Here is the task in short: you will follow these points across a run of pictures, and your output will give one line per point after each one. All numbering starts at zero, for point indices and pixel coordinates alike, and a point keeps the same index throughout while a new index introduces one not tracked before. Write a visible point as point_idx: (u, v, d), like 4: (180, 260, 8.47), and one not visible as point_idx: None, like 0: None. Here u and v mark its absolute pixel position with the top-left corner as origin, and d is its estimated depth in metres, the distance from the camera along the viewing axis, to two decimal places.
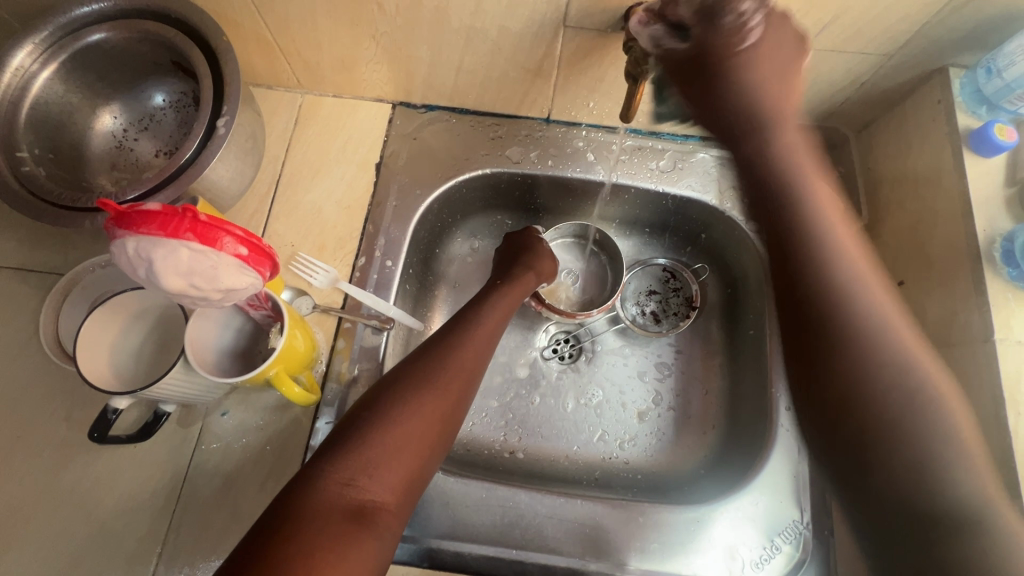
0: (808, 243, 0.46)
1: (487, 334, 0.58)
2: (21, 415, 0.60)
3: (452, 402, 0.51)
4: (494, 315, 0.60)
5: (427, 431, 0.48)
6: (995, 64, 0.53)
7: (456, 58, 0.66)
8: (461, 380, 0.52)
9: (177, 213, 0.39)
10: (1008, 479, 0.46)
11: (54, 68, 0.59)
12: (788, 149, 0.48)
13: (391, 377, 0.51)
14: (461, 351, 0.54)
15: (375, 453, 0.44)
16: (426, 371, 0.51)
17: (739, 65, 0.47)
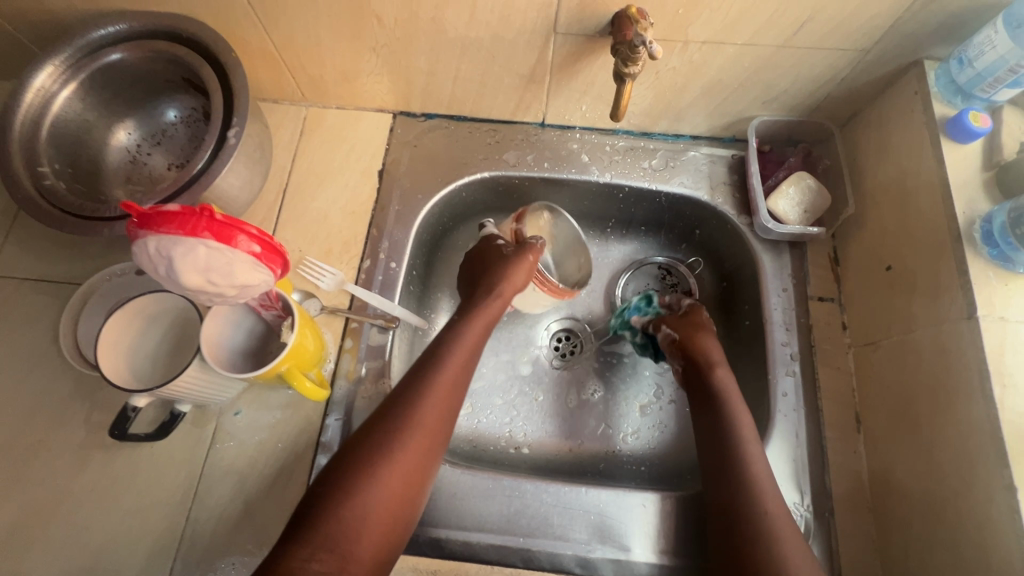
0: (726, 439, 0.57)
1: (458, 379, 0.58)
2: (43, 418, 0.62)
3: (419, 462, 0.52)
4: (463, 354, 0.59)
5: (394, 495, 0.50)
6: (967, 54, 0.56)
7: (453, 67, 0.69)
8: (428, 438, 0.53)
9: (195, 213, 0.41)
10: (996, 450, 0.47)
11: (73, 87, 0.63)
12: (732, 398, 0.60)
13: (361, 435, 0.52)
14: (430, 406, 0.54)
15: (341, 525, 0.46)
16: (396, 427, 0.52)
17: (712, 362, 0.63)
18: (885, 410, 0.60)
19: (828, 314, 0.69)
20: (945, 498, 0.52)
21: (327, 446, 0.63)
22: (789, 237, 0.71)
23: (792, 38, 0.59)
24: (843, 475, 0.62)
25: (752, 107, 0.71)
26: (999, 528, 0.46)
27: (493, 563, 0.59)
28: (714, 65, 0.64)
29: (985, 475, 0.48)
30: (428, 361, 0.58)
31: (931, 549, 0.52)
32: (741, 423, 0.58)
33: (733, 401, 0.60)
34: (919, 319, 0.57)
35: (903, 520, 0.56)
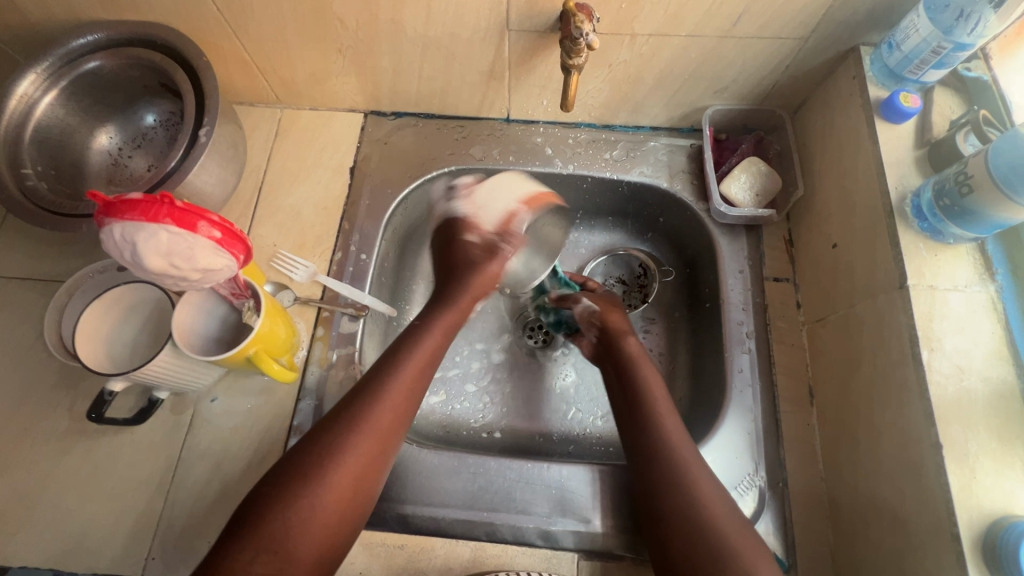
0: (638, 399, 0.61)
1: (412, 385, 0.59)
2: (29, 408, 0.65)
3: (364, 463, 0.53)
4: (420, 361, 0.60)
5: (342, 499, 0.50)
6: (895, 39, 0.59)
7: (416, 66, 0.72)
8: (377, 443, 0.54)
9: (156, 200, 0.45)
10: (924, 410, 0.49)
11: (55, 93, 0.66)
12: (636, 363, 0.65)
13: (311, 439, 0.53)
14: (382, 411, 0.55)
15: (285, 527, 0.47)
16: (347, 432, 0.53)
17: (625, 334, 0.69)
18: (833, 382, 0.63)
19: (783, 293, 0.71)
20: (885, 460, 0.54)
21: (299, 430, 0.65)
22: (744, 220, 0.73)
23: (732, 28, 0.62)
24: (796, 446, 0.64)
25: (705, 97, 0.74)
26: (928, 484, 0.48)
27: (457, 536, 0.61)
28: (662, 57, 0.67)
29: (915, 435, 0.50)
30: (383, 366, 0.59)
31: (874, 511, 0.54)
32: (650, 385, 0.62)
33: (638, 362, 0.65)
34: (860, 292, 0.59)
35: (852, 485, 0.58)
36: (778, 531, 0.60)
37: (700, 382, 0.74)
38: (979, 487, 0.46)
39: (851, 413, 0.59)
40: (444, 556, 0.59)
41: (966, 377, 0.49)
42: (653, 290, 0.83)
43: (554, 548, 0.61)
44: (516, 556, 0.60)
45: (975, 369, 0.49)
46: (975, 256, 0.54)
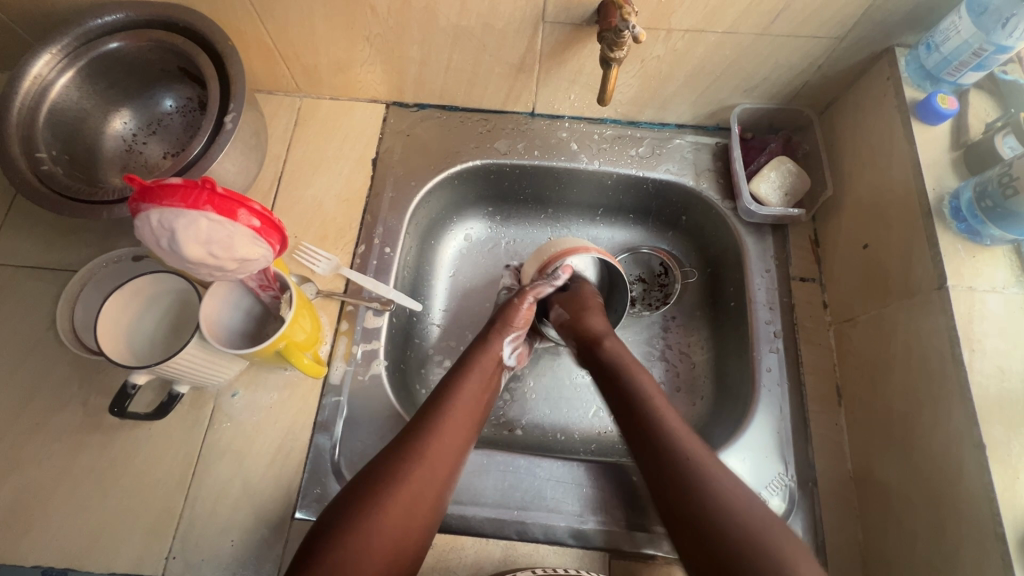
0: (641, 406, 0.57)
1: (467, 417, 0.58)
2: (42, 401, 0.63)
3: (426, 494, 0.51)
4: (473, 393, 0.60)
5: (405, 528, 0.49)
6: (933, 40, 0.59)
7: (445, 57, 0.71)
8: (437, 473, 0.53)
9: (197, 186, 0.43)
10: (966, 411, 0.50)
11: (71, 74, 0.64)
12: (623, 356, 0.63)
13: (371, 467, 0.52)
14: (440, 443, 0.54)
15: (349, 556, 0.46)
16: (406, 462, 0.52)
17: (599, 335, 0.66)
18: (863, 382, 0.63)
19: (810, 293, 0.71)
20: (923, 459, 0.54)
21: (324, 426, 0.64)
22: (772, 220, 0.73)
23: (770, 26, 0.62)
24: (825, 445, 0.64)
25: (734, 95, 0.74)
26: (971, 483, 0.49)
27: (488, 535, 0.60)
28: (697, 53, 0.67)
29: (956, 435, 0.51)
30: (439, 399, 0.58)
31: (909, 509, 0.55)
32: (650, 392, 0.58)
33: (628, 357, 0.63)
34: (895, 294, 0.60)
35: (885, 484, 0.58)
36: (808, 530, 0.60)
37: (724, 381, 0.74)
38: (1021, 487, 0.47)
39: (883, 414, 0.60)
40: (474, 555, 0.58)
41: (1007, 378, 0.50)
42: (675, 291, 0.82)
43: (586, 547, 0.60)
44: (548, 556, 0.59)
45: (1015, 371, 0.50)
46: (1011, 259, 0.55)
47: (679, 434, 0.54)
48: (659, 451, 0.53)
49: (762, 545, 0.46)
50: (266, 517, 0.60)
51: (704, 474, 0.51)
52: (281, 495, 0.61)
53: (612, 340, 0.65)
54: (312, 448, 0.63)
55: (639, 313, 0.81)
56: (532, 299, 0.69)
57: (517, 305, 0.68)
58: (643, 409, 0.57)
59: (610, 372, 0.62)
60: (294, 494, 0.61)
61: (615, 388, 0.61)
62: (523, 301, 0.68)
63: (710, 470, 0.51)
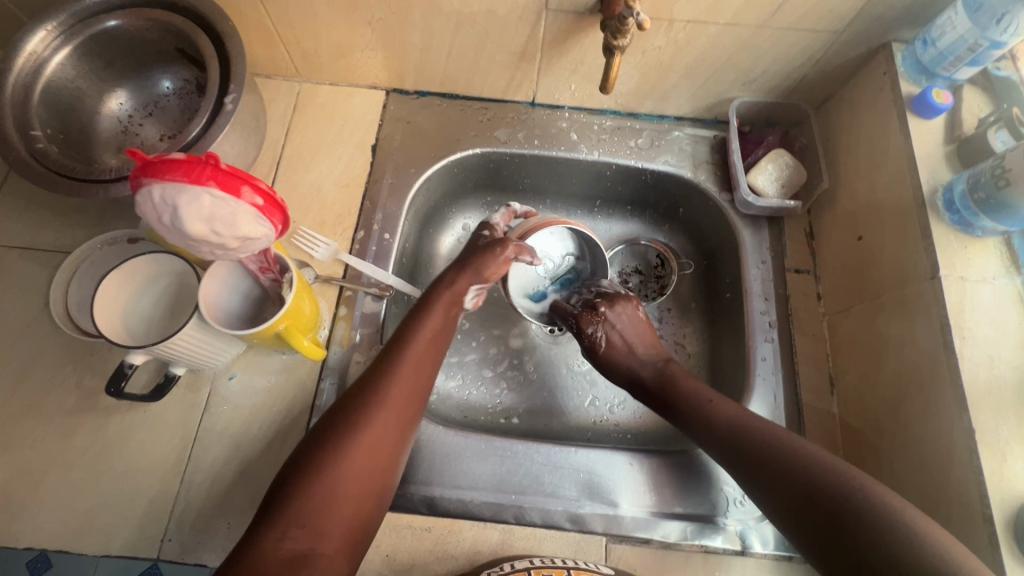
0: (693, 403, 0.61)
1: (424, 363, 0.56)
2: (34, 382, 0.62)
3: (388, 436, 0.50)
4: (430, 338, 0.58)
5: (368, 479, 0.48)
6: (931, 36, 0.60)
7: (447, 44, 0.71)
8: (397, 418, 0.51)
9: (200, 161, 0.43)
10: (956, 397, 0.51)
11: (67, 52, 0.63)
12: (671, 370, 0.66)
13: (332, 415, 0.50)
14: (398, 388, 0.53)
15: (309, 501, 0.45)
16: (361, 406, 0.51)
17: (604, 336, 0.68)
18: (855, 372, 0.64)
19: (804, 285, 0.72)
20: (914, 446, 0.55)
21: (322, 411, 0.63)
22: (768, 212, 0.74)
23: (771, 18, 0.63)
24: (818, 433, 0.65)
25: (733, 88, 0.75)
26: (960, 468, 0.50)
27: (485, 520, 0.60)
28: (698, 45, 0.67)
29: (945, 419, 0.52)
30: (394, 347, 0.56)
31: (900, 493, 0.56)
32: (701, 392, 0.61)
33: (671, 368, 0.66)
34: (890, 284, 0.61)
35: (877, 469, 0.60)
36: None
37: (720, 371, 0.75)
38: (1009, 470, 0.48)
39: (874, 402, 0.61)
40: (472, 539, 0.58)
41: (996, 365, 0.51)
42: (671, 282, 0.82)
43: (582, 531, 0.60)
44: (545, 543, 0.59)
45: (1004, 358, 0.51)
46: (1002, 250, 0.56)
47: (739, 418, 0.57)
48: (730, 423, 0.57)
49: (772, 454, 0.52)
50: (263, 500, 0.60)
51: (782, 442, 0.53)
52: None
53: (647, 367, 0.67)
54: (310, 432, 0.62)
55: None
56: (515, 253, 0.65)
57: (493, 256, 0.64)
58: (694, 411, 0.60)
59: (659, 387, 0.65)
60: None
61: (665, 406, 0.64)
62: (500, 252, 0.64)
63: (779, 442, 0.53)
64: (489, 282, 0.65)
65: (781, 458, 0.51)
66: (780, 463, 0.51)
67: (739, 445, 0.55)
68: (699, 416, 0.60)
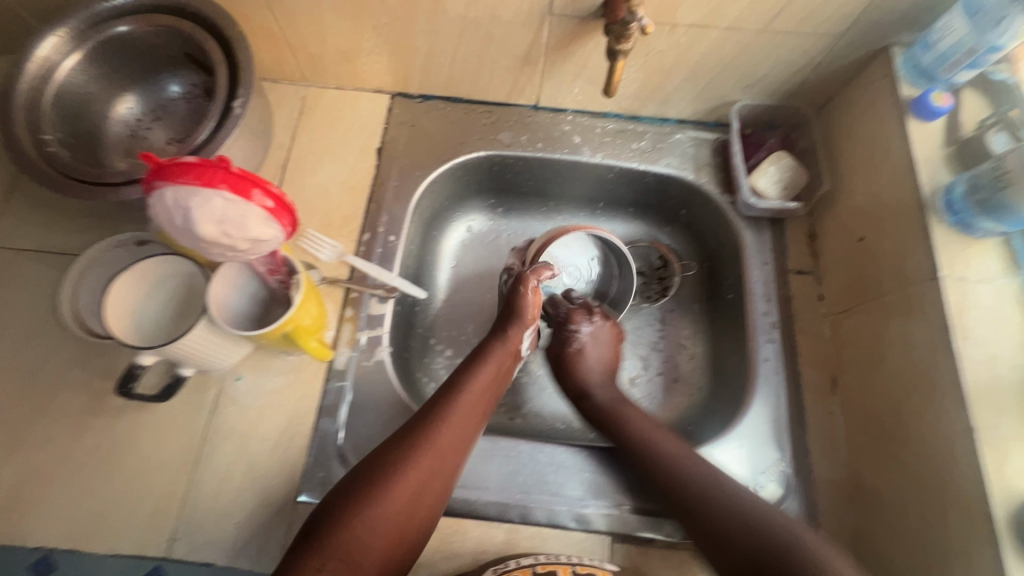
0: (631, 439, 0.62)
1: (475, 411, 0.58)
2: (43, 383, 0.63)
3: (434, 483, 0.51)
4: (483, 385, 0.60)
5: (408, 522, 0.48)
6: (930, 39, 0.61)
7: (452, 48, 0.72)
8: (444, 463, 0.52)
9: (212, 165, 0.43)
10: (957, 396, 0.52)
11: (78, 57, 0.64)
12: (606, 399, 0.67)
13: (384, 452, 0.51)
14: (448, 435, 0.54)
15: (354, 538, 0.45)
16: (412, 449, 0.51)
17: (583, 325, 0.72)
18: (857, 372, 0.65)
19: (807, 286, 0.73)
20: (915, 445, 0.56)
21: (328, 411, 0.64)
22: (770, 213, 0.75)
23: (771, 22, 0.63)
24: (821, 433, 0.66)
25: (735, 91, 0.76)
26: (961, 467, 0.51)
27: (490, 519, 0.60)
28: (700, 49, 0.68)
29: (946, 419, 0.53)
30: (447, 393, 0.58)
31: (901, 492, 0.57)
32: (640, 427, 0.63)
33: (619, 399, 0.67)
34: (891, 284, 0.61)
35: (879, 468, 0.60)
36: (802, 515, 0.62)
37: (722, 371, 0.75)
38: (1009, 468, 0.49)
39: (876, 402, 0.61)
40: (477, 538, 0.59)
41: (996, 364, 0.52)
42: (673, 284, 0.83)
43: (586, 530, 0.61)
44: (550, 541, 0.60)
45: (1005, 358, 0.52)
46: (1001, 251, 0.57)
47: (677, 452, 0.59)
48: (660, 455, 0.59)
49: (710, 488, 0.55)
50: (270, 499, 0.60)
51: (714, 479, 0.55)
52: (285, 478, 0.61)
53: (600, 387, 0.68)
54: (316, 432, 0.63)
55: (638, 305, 0.82)
56: (536, 280, 0.68)
57: (524, 295, 0.67)
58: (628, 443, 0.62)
59: (603, 414, 0.66)
60: (298, 477, 0.61)
61: (609, 432, 0.65)
62: (528, 289, 0.67)
63: (717, 488, 0.55)
64: (533, 322, 0.68)
65: (720, 497, 0.54)
66: (713, 504, 0.53)
67: (679, 476, 0.57)
68: (642, 444, 0.61)
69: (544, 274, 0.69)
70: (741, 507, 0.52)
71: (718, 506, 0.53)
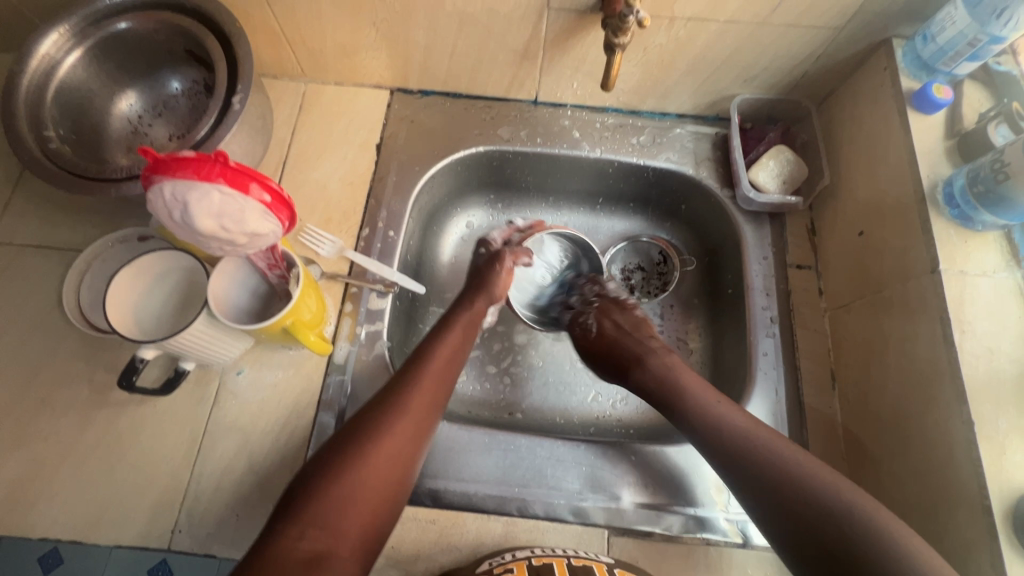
0: (694, 411, 0.57)
1: (442, 376, 0.58)
2: (47, 377, 0.64)
3: (405, 445, 0.51)
4: (446, 351, 0.60)
5: (385, 483, 0.48)
6: (930, 31, 0.61)
7: (450, 43, 0.72)
8: (416, 428, 0.52)
9: (210, 159, 0.44)
10: (956, 389, 0.52)
11: (79, 54, 0.64)
12: (674, 372, 0.63)
13: (353, 422, 0.51)
14: (416, 399, 0.54)
15: (331, 503, 0.45)
16: (375, 415, 0.51)
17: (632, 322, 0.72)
18: (856, 367, 0.65)
19: (806, 281, 0.73)
20: (915, 439, 0.56)
21: (329, 404, 0.65)
22: (769, 208, 0.75)
23: (771, 15, 0.63)
24: (820, 427, 0.66)
25: (734, 85, 0.75)
26: (960, 460, 0.51)
27: (489, 512, 0.61)
28: (699, 42, 0.68)
29: (945, 412, 0.52)
30: (412, 360, 0.58)
31: (900, 485, 0.57)
32: (703, 399, 0.58)
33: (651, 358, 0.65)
34: (891, 278, 0.61)
35: (878, 462, 0.60)
36: None
37: (722, 366, 0.75)
38: (1008, 461, 0.49)
39: (876, 397, 0.61)
40: (475, 530, 0.59)
41: (995, 358, 0.52)
42: (673, 279, 0.83)
43: (585, 523, 0.61)
44: (548, 534, 0.60)
45: (1004, 351, 0.52)
46: (1002, 244, 0.57)
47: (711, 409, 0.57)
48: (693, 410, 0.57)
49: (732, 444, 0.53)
50: (272, 491, 0.61)
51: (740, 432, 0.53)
52: (286, 471, 0.62)
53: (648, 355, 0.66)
54: (317, 425, 0.63)
55: (637, 300, 0.82)
56: (512, 261, 0.70)
57: (497, 272, 0.69)
58: (694, 416, 0.57)
59: (660, 389, 0.62)
60: (299, 471, 0.62)
61: (670, 410, 0.60)
62: (501, 265, 0.69)
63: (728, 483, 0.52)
64: (499, 300, 0.69)
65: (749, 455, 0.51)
66: (789, 487, 0.48)
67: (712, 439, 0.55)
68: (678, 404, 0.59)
69: (521, 257, 0.72)
70: (826, 488, 0.47)
71: (801, 488, 0.47)
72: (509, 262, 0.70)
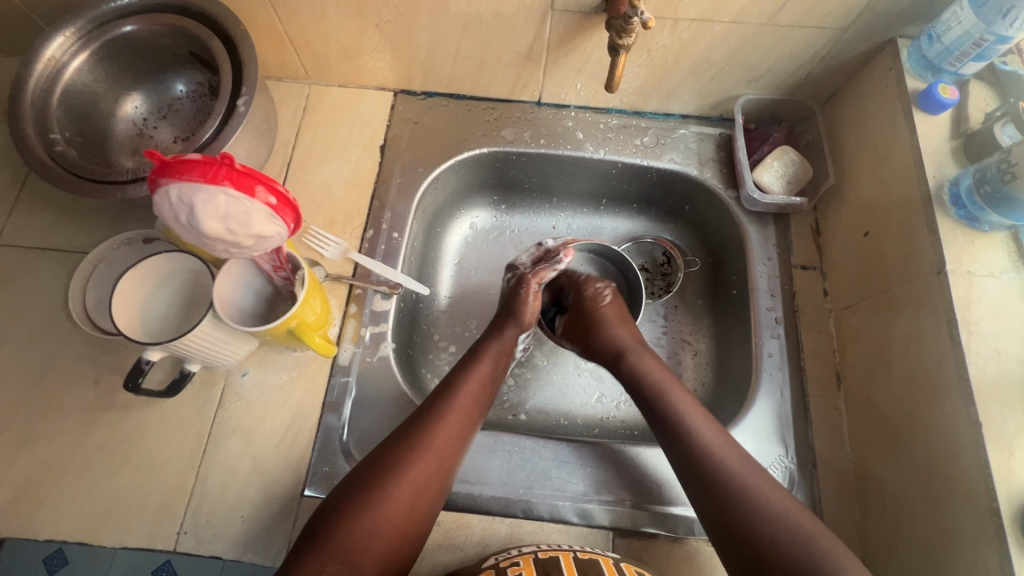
0: (674, 420, 0.58)
1: (471, 410, 0.58)
2: (53, 378, 0.64)
3: (428, 482, 0.51)
4: (476, 384, 0.59)
5: (406, 519, 0.49)
6: (935, 31, 0.61)
7: (454, 45, 0.72)
8: (440, 463, 0.53)
9: (216, 162, 0.44)
10: (962, 390, 0.51)
11: (84, 57, 0.64)
12: (654, 373, 0.63)
13: (378, 452, 0.52)
14: (444, 435, 0.54)
15: (353, 537, 0.46)
16: (400, 450, 0.52)
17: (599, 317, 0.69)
18: (861, 367, 0.64)
19: (811, 281, 0.72)
20: (922, 440, 0.55)
21: (333, 406, 0.65)
22: (774, 208, 0.74)
23: (775, 16, 0.63)
24: (826, 427, 0.65)
25: (739, 86, 0.75)
26: (967, 462, 0.50)
27: (494, 514, 0.61)
28: (703, 43, 0.68)
29: (952, 413, 0.52)
30: (440, 393, 0.58)
31: (906, 487, 0.57)
32: (685, 411, 0.58)
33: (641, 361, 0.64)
34: (897, 279, 0.61)
35: (883, 463, 0.60)
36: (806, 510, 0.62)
37: (727, 366, 0.75)
38: (1016, 463, 0.48)
39: (882, 398, 0.61)
40: (481, 532, 0.60)
41: (1003, 359, 0.51)
42: (677, 280, 0.82)
43: (590, 525, 0.61)
44: (553, 534, 0.60)
45: (1011, 352, 0.52)
46: (1008, 245, 0.57)
47: (710, 440, 0.55)
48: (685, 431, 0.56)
49: (718, 474, 0.53)
50: (276, 493, 0.61)
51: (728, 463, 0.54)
52: (290, 472, 0.62)
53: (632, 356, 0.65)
54: (321, 427, 0.64)
55: None
56: (537, 283, 0.68)
57: (523, 296, 0.67)
58: (672, 426, 0.57)
59: (643, 390, 0.62)
60: (304, 473, 0.62)
61: (647, 408, 0.61)
62: (527, 290, 0.67)
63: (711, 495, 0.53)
64: (528, 326, 0.68)
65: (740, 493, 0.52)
66: (786, 540, 0.48)
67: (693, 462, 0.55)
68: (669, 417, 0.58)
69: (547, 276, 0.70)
70: (770, 515, 0.50)
71: (764, 522, 0.49)
72: (536, 285, 0.67)
